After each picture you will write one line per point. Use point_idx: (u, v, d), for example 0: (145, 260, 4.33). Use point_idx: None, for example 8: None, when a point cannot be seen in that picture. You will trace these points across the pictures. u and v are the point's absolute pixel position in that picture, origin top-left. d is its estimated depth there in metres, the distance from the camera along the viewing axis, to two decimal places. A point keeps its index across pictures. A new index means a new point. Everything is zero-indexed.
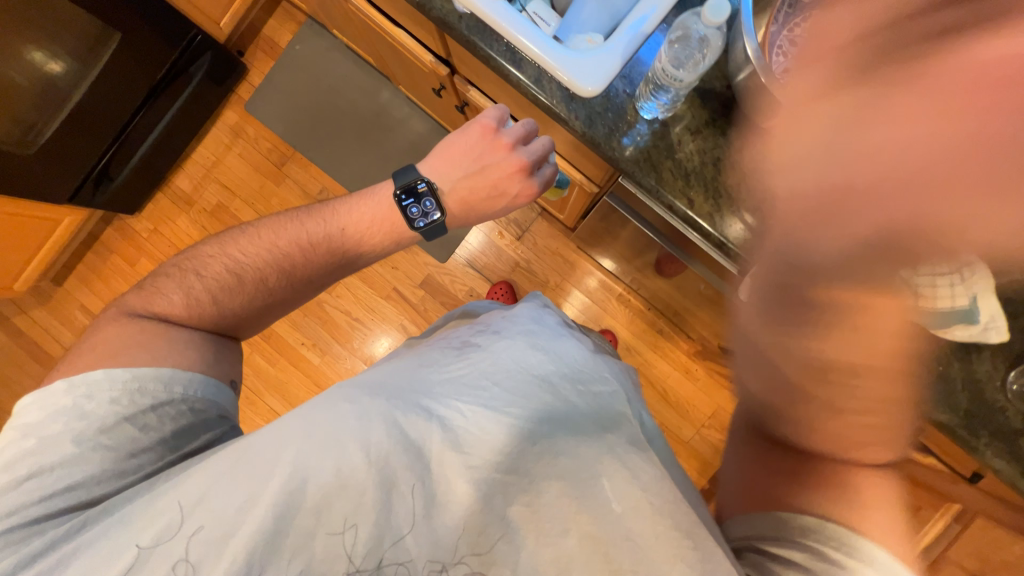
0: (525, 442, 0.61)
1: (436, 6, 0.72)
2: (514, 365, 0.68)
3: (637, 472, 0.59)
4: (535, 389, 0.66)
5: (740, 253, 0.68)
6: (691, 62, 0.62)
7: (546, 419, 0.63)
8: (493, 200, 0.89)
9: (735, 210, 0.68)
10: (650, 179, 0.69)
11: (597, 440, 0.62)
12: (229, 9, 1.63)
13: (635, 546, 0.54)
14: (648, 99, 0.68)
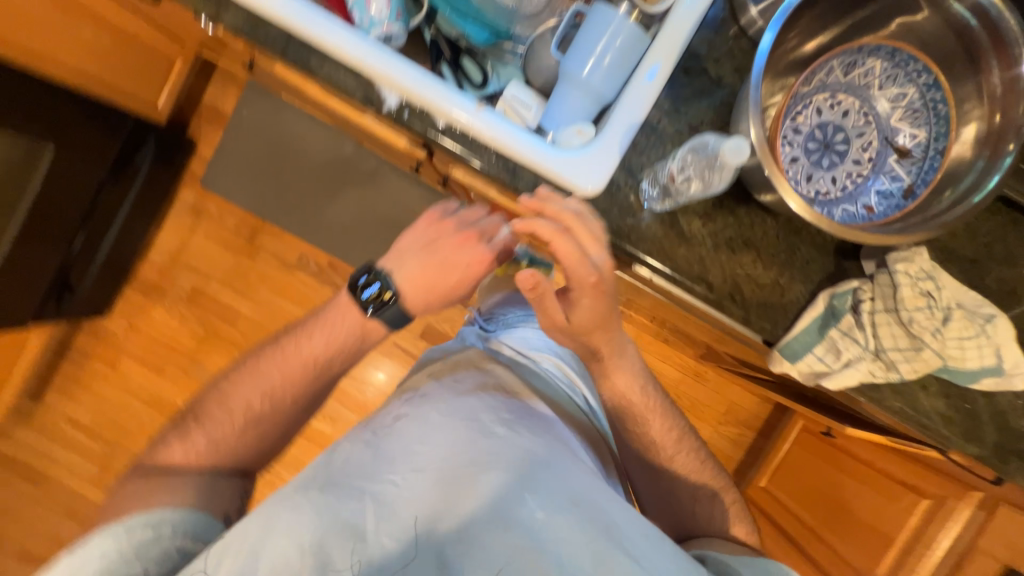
0: (459, 490, 0.61)
1: (414, 122, 0.68)
2: (446, 422, 0.66)
3: (552, 480, 0.63)
4: (467, 435, 0.64)
5: (764, 327, 0.68)
6: (701, 176, 0.61)
7: (479, 458, 0.63)
8: (442, 291, 0.74)
9: (754, 286, 0.68)
10: (666, 268, 0.68)
11: (523, 466, 0.63)
12: (164, 89, 1.51)
13: (562, 548, 0.59)
14: (654, 182, 0.66)
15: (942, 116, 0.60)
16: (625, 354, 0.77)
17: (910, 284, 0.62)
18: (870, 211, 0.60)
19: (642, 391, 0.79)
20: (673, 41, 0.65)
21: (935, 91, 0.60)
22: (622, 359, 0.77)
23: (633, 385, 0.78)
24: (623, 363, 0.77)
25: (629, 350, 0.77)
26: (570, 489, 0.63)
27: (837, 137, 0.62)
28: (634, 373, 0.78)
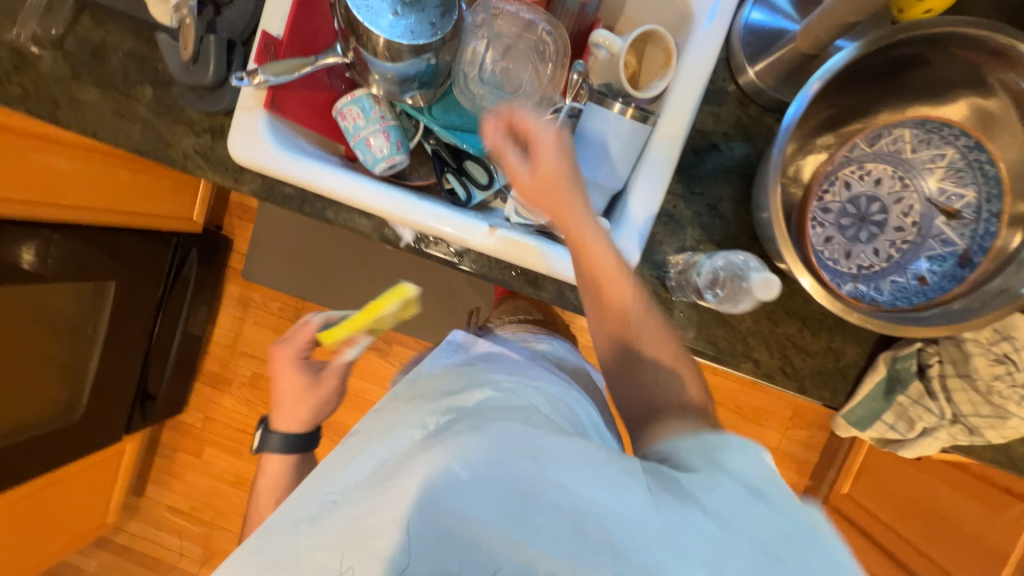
0: (404, 496, 0.43)
1: (433, 254, 0.72)
2: (403, 431, 0.53)
3: (494, 430, 0.47)
4: (401, 427, 0.54)
5: (824, 396, 0.64)
6: (720, 288, 0.59)
7: (431, 441, 0.48)
8: (302, 398, 0.81)
9: (805, 356, 0.64)
10: (707, 352, 0.65)
11: (477, 436, 0.46)
12: (197, 203, 1.58)
13: (536, 505, 0.41)
14: (674, 267, 0.64)
15: (993, 176, 0.54)
16: (611, 264, 0.56)
17: (984, 352, 0.57)
18: (922, 281, 0.56)
19: (647, 318, 0.56)
20: (676, 127, 0.62)
21: (978, 151, 0.54)
22: (609, 260, 0.56)
23: (631, 307, 0.56)
24: (609, 266, 0.55)
25: (620, 264, 0.57)
26: (509, 431, 0.46)
27: (872, 208, 0.58)
28: (629, 289, 0.56)
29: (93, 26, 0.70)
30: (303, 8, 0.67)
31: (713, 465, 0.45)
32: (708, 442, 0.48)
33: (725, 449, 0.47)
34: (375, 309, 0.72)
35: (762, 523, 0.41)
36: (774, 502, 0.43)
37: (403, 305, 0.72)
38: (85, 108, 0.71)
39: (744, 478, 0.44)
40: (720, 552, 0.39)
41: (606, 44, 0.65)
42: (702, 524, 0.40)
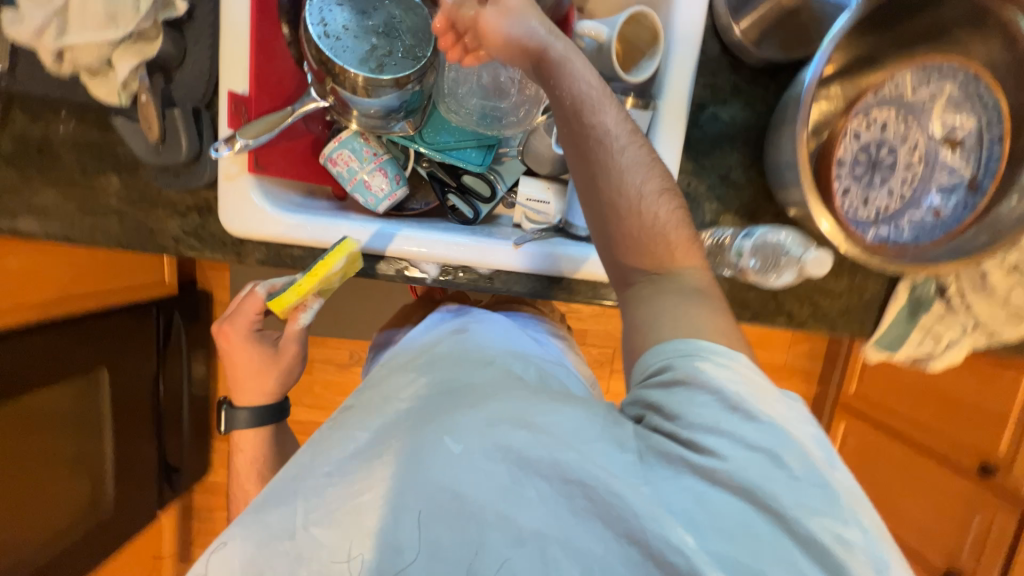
0: (407, 467, 0.41)
1: (462, 281, 0.69)
2: (390, 405, 0.49)
3: (498, 403, 0.44)
4: (398, 399, 0.49)
5: (852, 330, 0.67)
6: (758, 263, 0.59)
7: (428, 413, 0.46)
8: (263, 374, 0.67)
9: (831, 299, 0.67)
10: (744, 316, 0.67)
11: (468, 411, 0.44)
12: (168, 263, 1.36)
13: (533, 475, 0.40)
14: (702, 245, 0.63)
15: (991, 104, 0.55)
16: (587, 93, 0.49)
17: (997, 268, 0.62)
18: (936, 213, 0.58)
19: (642, 191, 0.48)
20: (677, 108, 0.62)
21: (977, 83, 0.55)
22: (585, 91, 0.48)
23: (612, 159, 0.48)
24: (584, 98, 0.48)
25: (597, 100, 0.49)
26: (508, 400, 0.44)
27: (882, 152, 0.58)
28: (611, 139, 0.48)
29: (30, 120, 0.63)
30: (261, 56, 0.61)
31: (689, 396, 0.40)
32: (679, 367, 0.41)
33: (705, 375, 0.40)
34: (320, 269, 0.59)
35: (751, 451, 0.37)
36: (761, 423, 0.38)
37: (352, 262, 0.61)
38: (48, 210, 0.65)
39: (723, 399, 0.39)
40: (711, 505, 0.36)
41: (590, 34, 0.62)
42: (693, 483, 0.37)
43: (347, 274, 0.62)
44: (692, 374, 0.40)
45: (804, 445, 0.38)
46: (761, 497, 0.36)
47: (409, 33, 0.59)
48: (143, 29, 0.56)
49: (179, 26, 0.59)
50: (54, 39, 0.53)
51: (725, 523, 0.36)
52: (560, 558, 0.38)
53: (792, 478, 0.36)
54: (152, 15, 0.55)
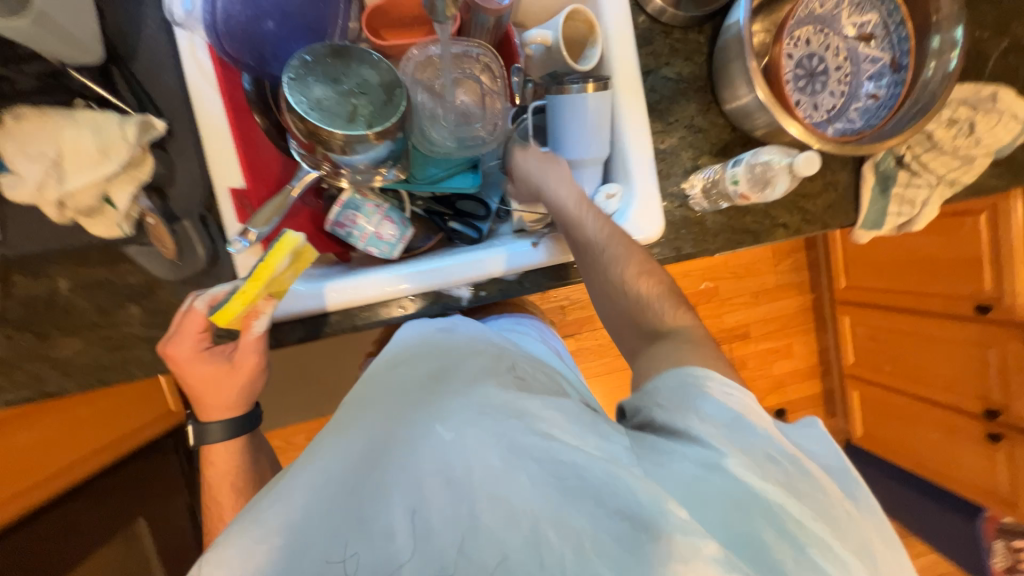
0: (402, 454, 0.47)
1: (493, 293, 0.72)
2: (373, 404, 0.54)
3: (484, 393, 0.51)
4: (387, 392, 0.55)
5: (840, 220, 0.75)
6: (753, 184, 0.65)
7: (420, 404, 0.52)
8: (226, 387, 0.63)
9: (813, 199, 0.74)
10: (748, 239, 0.73)
11: (463, 403, 0.50)
12: (168, 390, 1.21)
13: (524, 459, 0.44)
14: (697, 187, 0.71)
15: None
16: (574, 221, 0.63)
17: (939, 126, 0.70)
18: (875, 97, 0.66)
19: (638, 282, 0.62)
20: (632, 79, 0.69)
21: None
22: (571, 222, 0.63)
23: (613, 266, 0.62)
24: (571, 228, 0.63)
25: (583, 226, 0.63)
26: (498, 393, 0.51)
27: (816, 62, 0.66)
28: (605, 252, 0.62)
29: (31, 280, 0.62)
30: (247, 149, 0.65)
31: (694, 404, 0.47)
32: (682, 388, 0.49)
33: (711, 391, 0.48)
34: (263, 272, 0.54)
35: (746, 444, 0.44)
36: (759, 433, 0.45)
37: (300, 259, 0.56)
38: (75, 362, 0.64)
39: (723, 409, 0.47)
40: (702, 483, 0.42)
41: (539, 40, 0.69)
42: (688, 466, 0.43)
43: (297, 271, 0.58)
44: (691, 388, 0.49)
45: (795, 451, 0.44)
46: (758, 483, 0.41)
47: (380, 77, 0.62)
48: (134, 155, 0.57)
49: (161, 144, 0.61)
50: (55, 188, 0.54)
51: (714, 495, 0.41)
52: (553, 538, 0.41)
53: (784, 473, 0.42)
54: (139, 141, 0.57)
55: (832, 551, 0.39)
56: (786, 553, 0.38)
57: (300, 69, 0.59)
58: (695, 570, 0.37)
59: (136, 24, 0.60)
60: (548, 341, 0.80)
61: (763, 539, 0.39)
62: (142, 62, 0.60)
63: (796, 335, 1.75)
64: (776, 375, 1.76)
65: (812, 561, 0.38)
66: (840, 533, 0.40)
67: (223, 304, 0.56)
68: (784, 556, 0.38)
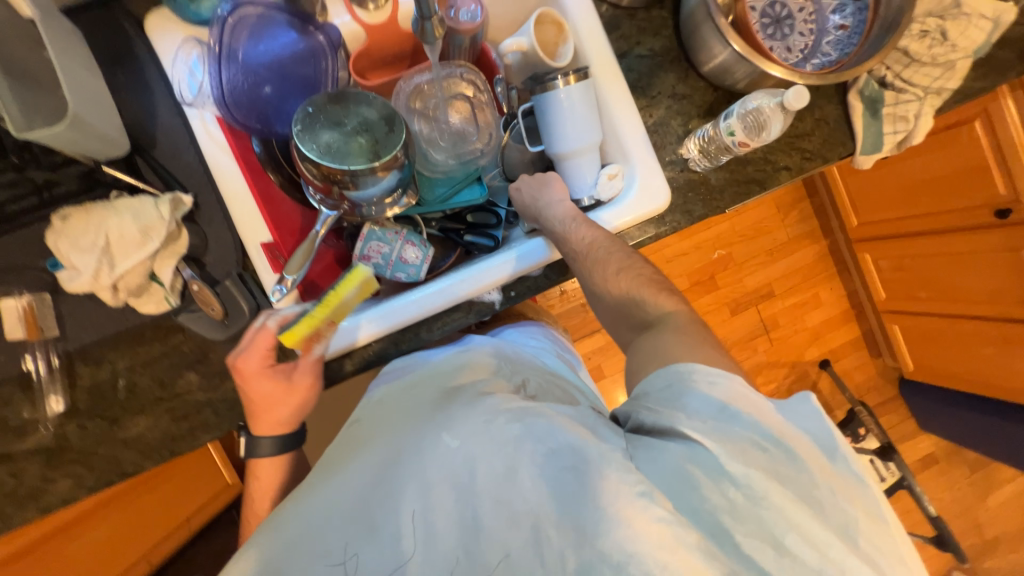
0: (413, 461, 0.51)
1: (521, 290, 0.74)
2: (386, 427, 0.58)
3: (492, 402, 0.54)
4: (398, 412, 0.60)
5: (839, 151, 0.76)
6: (749, 131, 0.66)
7: (432, 416, 0.56)
8: (281, 405, 0.65)
9: (808, 138, 0.76)
10: (755, 188, 0.75)
11: (469, 411, 0.54)
12: (224, 462, 1.20)
13: (526, 459, 0.47)
14: (693, 149, 0.73)
15: None
16: (566, 237, 0.66)
17: (912, 42, 0.72)
18: (843, 28, 0.69)
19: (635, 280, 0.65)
20: (608, 66, 0.72)
21: None
22: (564, 237, 0.66)
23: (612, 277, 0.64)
24: (566, 245, 0.66)
25: (578, 240, 0.65)
26: (503, 403, 0.54)
27: (779, 10, 0.69)
28: (601, 263, 0.64)
29: (94, 368, 0.65)
30: (269, 205, 0.68)
31: (686, 393, 0.48)
32: (669, 388, 0.49)
33: (697, 382, 0.48)
34: (334, 299, 0.63)
35: (731, 436, 0.44)
36: (750, 421, 0.45)
37: (364, 288, 0.66)
38: (145, 438, 0.66)
39: (709, 403, 0.47)
40: (689, 479, 0.43)
41: (515, 48, 0.71)
42: (679, 451, 0.45)
43: (358, 301, 0.66)
44: (677, 382, 0.49)
45: (785, 436, 0.44)
46: (742, 474, 0.42)
47: (377, 111, 0.66)
48: (171, 232, 0.61)
49: (192, 216, 0.65)
50: (108, 274, 0.59)
51: (700, 489, 0.42)
52: (552, 533, 0.44)
53: (770, 462, 0.43)
54: (173, 217, 0.61)
55: (812, 537, 0.40)
56: (762, 542, 0.41)
57: (306, 119, 0.63)
58: (679, 558, 0.40)
59: (151, 115, 0.65)
60: (560, 354, 0.78)
61: (741, 522, 0.41)
62: (162, 147, 0.65)
63: (821, 285, 1.74)
64: (812, 327, 1.74)
65: (790, 548, 0.40)
66: (823, 517, 0.41)
67: (296, 325, 0.62)
68: (764, 546, 0.41)
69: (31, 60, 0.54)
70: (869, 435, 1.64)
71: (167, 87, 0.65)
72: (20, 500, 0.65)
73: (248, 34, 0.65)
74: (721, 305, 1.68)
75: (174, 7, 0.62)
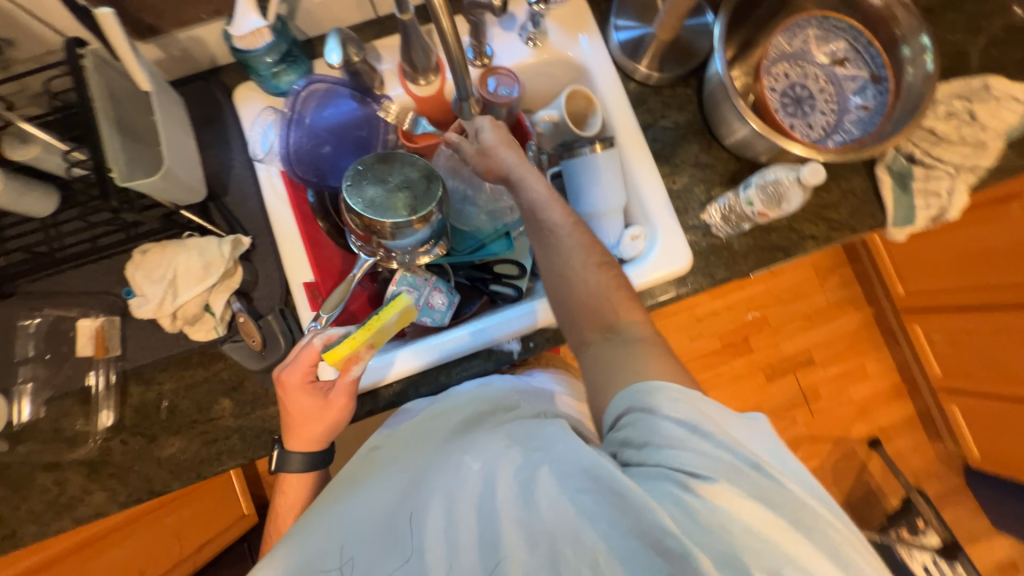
0: (439, 482, 0.60)
1: (539, 340, 0.76)
2: (414, 450, 0.66)
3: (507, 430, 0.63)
4: (424, 435, 0.68)
5: (869, 221, 0.76)
6: (769, 200, 0.68)
7: (453, 441, 0.65)
8: (315, 423, 0.67)
9: (835, 208, 0.76)
10: (779, 255, 0.75)
11: (486, 437, 0.63)
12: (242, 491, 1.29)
13: (534, 477, 0.54)
14: (714, 216, 0.75)
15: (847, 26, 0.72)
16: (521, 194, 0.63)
17: (939, 122, 0.74)
18: (865, 108, 0.71)
19: None
20: (633, 136, 0.78)
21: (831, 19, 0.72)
22: (520, 188, 0.63)
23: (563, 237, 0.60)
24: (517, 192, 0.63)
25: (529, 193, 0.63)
26: (514, 430, 0.63)
27: (799, 90, 0.72)
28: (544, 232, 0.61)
29: (144, 388, 0.71)
30: (315, 249, 0.75)
31: (654, 422, 0.49)
32: (640, 419, 0.50)
33: (662, 404, 0.49)
34: (375, 322, 0.64)
35: (711, 459, 0.47)
36: (723, 442, 0.47)
37: (405, 315, 0.67)
38: (177, 458, 0.70)
39: (681, 424, 0.48)
40: (683, 502, 0.45)
41: (547, 119, 0.80)
42: (670, 479, 0.47)
43: (398, 327, 0.67)
44: (645, 410, 0.50)
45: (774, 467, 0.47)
46: (732, 499, 0.45)
47: (419, 164, 0.72)
48: (228, 268, 0.69)
49: (249, 255, 0.73)
50: (172, 303, 0.67)
51: (692, 511, 0.45)
52: (566, 552, 0.49)
53: (760, 487, 0.46)
54: (232, 255, 0.69)
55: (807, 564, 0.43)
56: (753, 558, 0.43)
57: (355, 176, 0.70)
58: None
59: (227, 169, 0.75)
60: (572, 401, 0.77)
61: (732, 539, 0.44)
62: (233, 195, 0.75)
63: (865, 354, 1.65)
64: (857, 401, 1.63)
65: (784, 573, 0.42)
66: (815, 541, 0.44)
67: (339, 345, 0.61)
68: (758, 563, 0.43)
69: (139, 123, 0.65)
70: (930, 530, 1.47)
71: (244, 145, 0.76)
72: (60, 508, 0.69)
73: (316, 103, 0.74)
74: (754, 370, 1.61)
75: (260, 82, 0.73)
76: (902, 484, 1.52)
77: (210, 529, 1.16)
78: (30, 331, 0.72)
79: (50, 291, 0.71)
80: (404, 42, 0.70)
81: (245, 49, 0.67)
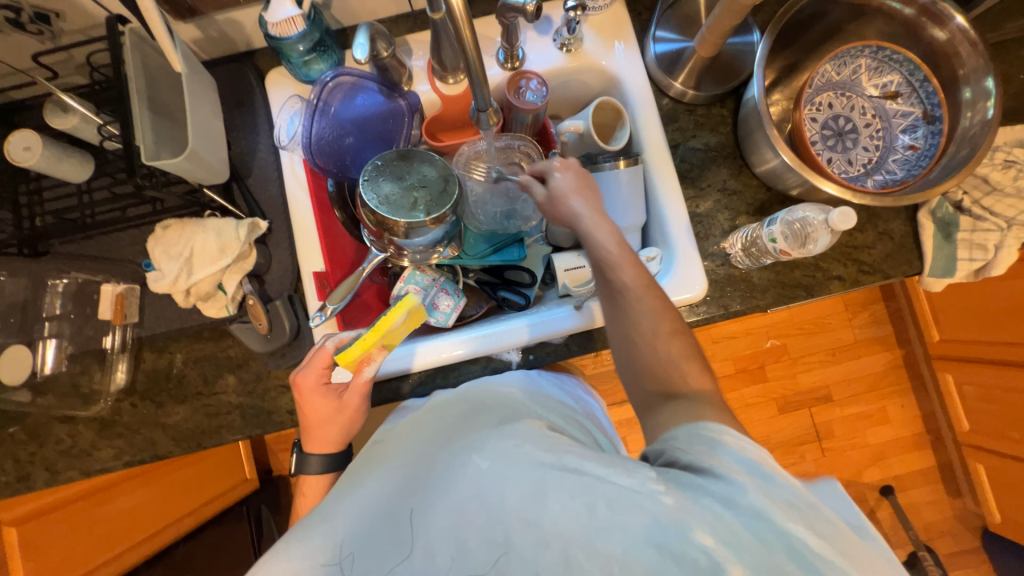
0: (444, 479, 0.51)
1: (541, 353, 0.75)
2: (421, 444, 0.60)
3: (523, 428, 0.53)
4: (435, 430, 0.61)
5: (904, 268, 0.71)
6: (794, 240, 0.65)
7: (462, 435, 0.56)
8: (333, 424, 0.69)
9: (868, 250, 0.72)
10: (801, 294, 0.72)
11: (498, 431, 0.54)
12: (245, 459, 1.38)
13: (554, 480, 0.44)
14: (736, 247, 0.72)
15: (902, 60, 0.67)
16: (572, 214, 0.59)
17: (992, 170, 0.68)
18: (913, 147, 0.67)
19: None
20: (658, 151, 0.74)
21: (886, 50, 0.67)
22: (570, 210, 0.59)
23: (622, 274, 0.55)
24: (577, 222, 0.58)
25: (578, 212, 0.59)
26: (539, 432, 0.52)
27: (843, 124, 0.71)
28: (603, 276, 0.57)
29: (156, 354, 0.74)
30: (329, 238, 0.76)
31: (711, 446, 0.41)
32: (696, 439, 0.43)
33: (718, 434, 0.42)
34: (383, 324, 0.65)
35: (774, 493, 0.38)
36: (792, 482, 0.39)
37: (413, 315, 0.67)
38: (180, 426, 0.73)
39: (737, 454, 0.40)
40: (727, 526, 0.37)
41: (572, 129, 0.78)
42: (722, 508, 0.38)
43: (407, 328, 0.68)
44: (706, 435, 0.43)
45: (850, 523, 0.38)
46: (804, 546, 0.35)
47: (436, 166, 0.72)
48: (243, 250, 0.70)
49: (264, 239, 0.75)
50: (185, 279, 0.69)
51: (738, 538, 0.36)
52: (583, 561, 0.41)
53: (834, 532, 0.36)
54: (247, 239, 0.70)
55: None
56: None
57: (372, 170, 0.70)
58: None
59: (252, 152, 0.77)
60: (577, 398, 0.74)
61: None
62: (255, 178, 0.76)
63: (888, 398, 1.57)
64: (874, 445, 1.55)
65: None
66: None
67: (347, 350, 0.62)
68: None
69: (170, 101, 0.67)
70: None
71: (270, 131, 0.77)
72: (71, 459, 0.73)
73: (342, 96, 0.75)
74: (766, 400, 1.56)
75: (291, 69, 0.74)
76: (912, 537, 1.45)
77: (211, 490, 1.22)
78: (58, 290, 0.76)
79: (78, 253, 0.75)
80: (435, 40, 0.70)
81: (279, 36, 0.67)
